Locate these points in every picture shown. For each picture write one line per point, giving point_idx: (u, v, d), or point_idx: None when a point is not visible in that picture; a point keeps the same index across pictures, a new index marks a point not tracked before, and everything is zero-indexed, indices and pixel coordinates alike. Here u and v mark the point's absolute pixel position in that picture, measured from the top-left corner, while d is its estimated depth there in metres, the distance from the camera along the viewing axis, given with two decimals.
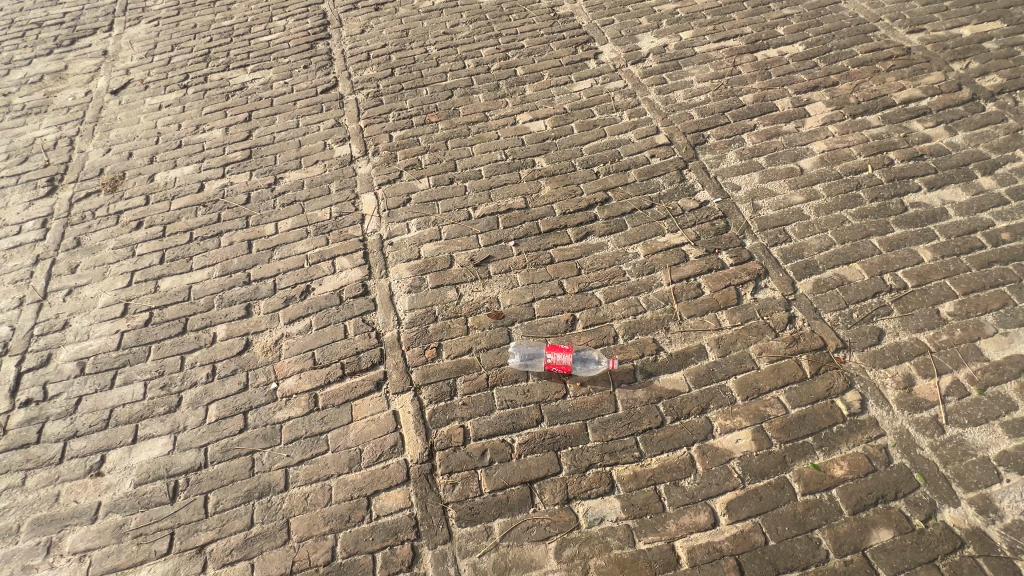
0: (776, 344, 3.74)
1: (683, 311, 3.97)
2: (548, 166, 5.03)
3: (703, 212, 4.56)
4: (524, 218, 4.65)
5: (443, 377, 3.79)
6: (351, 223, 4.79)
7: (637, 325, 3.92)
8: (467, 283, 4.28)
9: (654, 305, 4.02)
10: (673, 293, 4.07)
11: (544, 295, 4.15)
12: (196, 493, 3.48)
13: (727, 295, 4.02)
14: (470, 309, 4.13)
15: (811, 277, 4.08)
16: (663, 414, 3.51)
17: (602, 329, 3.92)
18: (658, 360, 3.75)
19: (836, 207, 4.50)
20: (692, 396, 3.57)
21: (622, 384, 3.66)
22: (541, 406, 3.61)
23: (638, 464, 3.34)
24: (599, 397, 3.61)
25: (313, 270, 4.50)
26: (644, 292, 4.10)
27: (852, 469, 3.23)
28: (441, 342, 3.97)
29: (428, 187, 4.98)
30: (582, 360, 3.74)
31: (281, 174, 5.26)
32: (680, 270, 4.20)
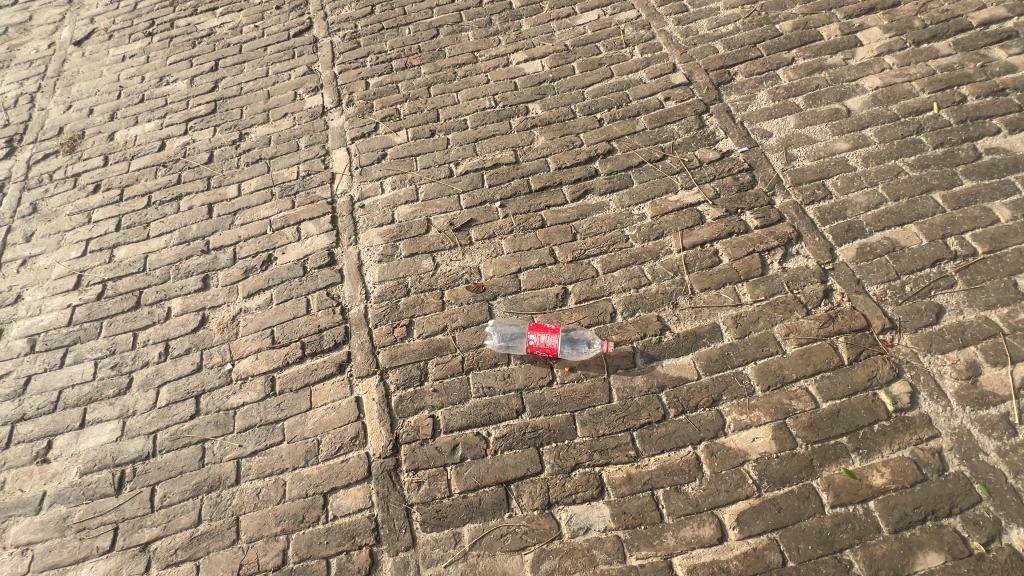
0: (807, 324, 3.10)
1: (694, 283, 3.36)
2: (543, 114, 4.34)
3: (725, 165, 3.83)
4: (513, 174, 4.02)
5: (412, 360, 3.32)
6: (320, 183, 4.26)
7: (639, 301, 3.33)
8: (445, 251, 3.74)
9: (660, 276, 3.41)
10: (684, 262, 3.44)
11: (532, 264, 3.58)
12: (142, 485, 3.17)
13: (750, 265, 3.36)
14: (446, 280, 3.61)
15: (855, 242, 3.37)
16: (665, 407, 2.98)
17: (598, 305, 3.34)
18: (663, 342, 3.17)
19: (889, 155, 3.70)
20: (701, 385, 3.01)
21: (618, 369, 3.12)
22: (523, 394, 3.11)
23: (633, 465, 2.84)
24: (591, 385, 3.09)
25: (276, 237, 4.03)
26: (649, 260, 3.48)
27: (895, 477, 2.65)
28: (412, 320, 3.48)
29: (406, 140, 4.38)
30: (571, 343, 3.20)
31: (247, 130, 4.73)
32: (693, 234, 3.54)
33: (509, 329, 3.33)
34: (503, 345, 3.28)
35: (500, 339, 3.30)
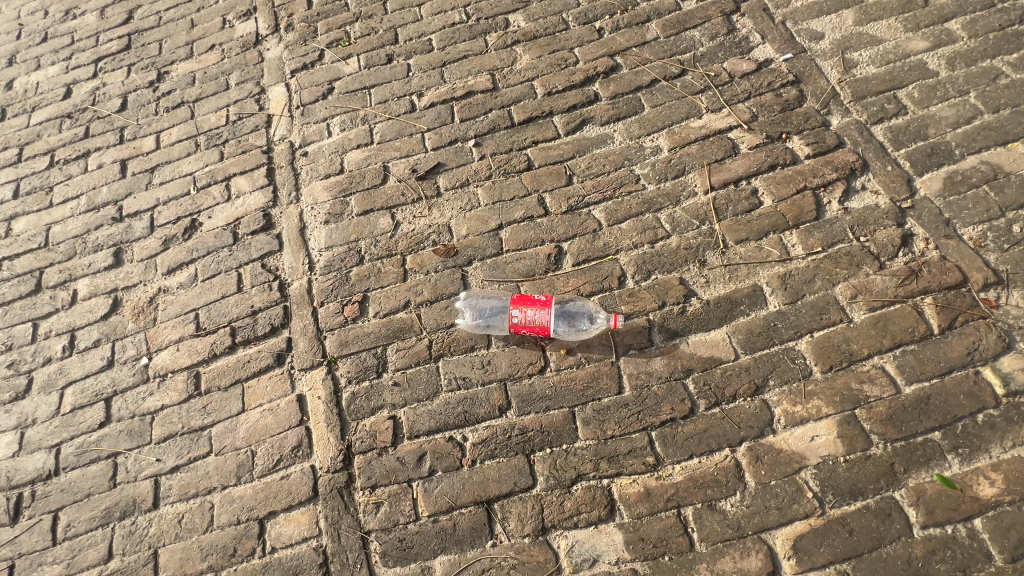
0: (881, 282, 2.33)
1: (727, 234, 2.58)
2: (527, 26, 3.42)
3: (763, 78, 2.95)
4: (490, 104, 3.18)
5: (367, 346, 2.62)
6: (253, 128, 3.44)
7: (655, 259, 2.56)
8: (407, 206, 2.97)
9: (682, 226, 2.62)
10: (712, 206, 2.64)
11: (515, 217, 2.80)
12: (42, 512, 2.57)
13: (800, 206, 2.56)
14: (409, 243, 2.85)
15: (941, 170, 2.55)
16: (693, 397, 2.27)
17: (602, 268, 2.58)
18: (688, 312, 2.43)
19: (983, 54, 2.81)
20: (740, 369, 2.29)
21: (630, 350, 2.40)
22: (507, 387, 2.41)
23: (653, 476, 2.17)
24: (595, 372, 2.38)
25: (201, 197, 3.26)
26: (667, 206, 2.69)
27: (1011, 487, 1.96)
28: (366, 295, 2.75)
29: (357, 70, 3.51)
30: (567, 319, 2.46)
31: (167, 67, 3.86)
32: (724, 169, 2.72)
33: (487, 304, 2.60)
34: (479, 325, 2.55)
35: (476, 317, 2.57)
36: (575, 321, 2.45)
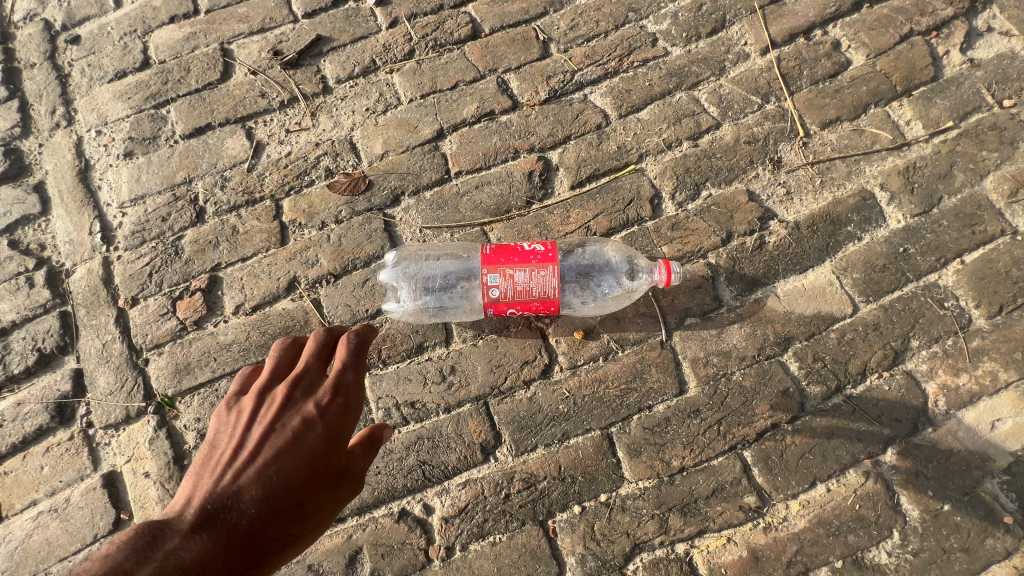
0: None
1: (807, 114, 1.62)
2: None
3: None
4: None
5: (227, 368, 1.45)
6: None
7: (703, 165, 1.57)
8: (273, 115, 1.72)
9: (735, 109, 1.63)
10: (777, 74, 1.66)
11: (465, 117, 1.66)
12: None
13: (908, 61, 1.64)
14: (283, 177, 1.64)
15: None
16: (801, 386, 1.37)
17: (619, 188, 1.56)
18: (768, 245, 1.49)
19: None
20: (866, 328, 1.41)
21: (687, 319, 1.44)
22: (490, 409, 1.39)
23: (757, 528, 1.29)
24: (637, 363, 1.41)
25: None
26: (708, 79, 1.67)
27: None
28: (216, 277, 1.54)
29: None
30: (581, 279, 1.41)
31: None
32: (786, 14, 1.72)
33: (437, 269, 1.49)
34: (427, 308, 1.45)
35: (420, 295, 1.46)
36: (594, 281, 1.41)
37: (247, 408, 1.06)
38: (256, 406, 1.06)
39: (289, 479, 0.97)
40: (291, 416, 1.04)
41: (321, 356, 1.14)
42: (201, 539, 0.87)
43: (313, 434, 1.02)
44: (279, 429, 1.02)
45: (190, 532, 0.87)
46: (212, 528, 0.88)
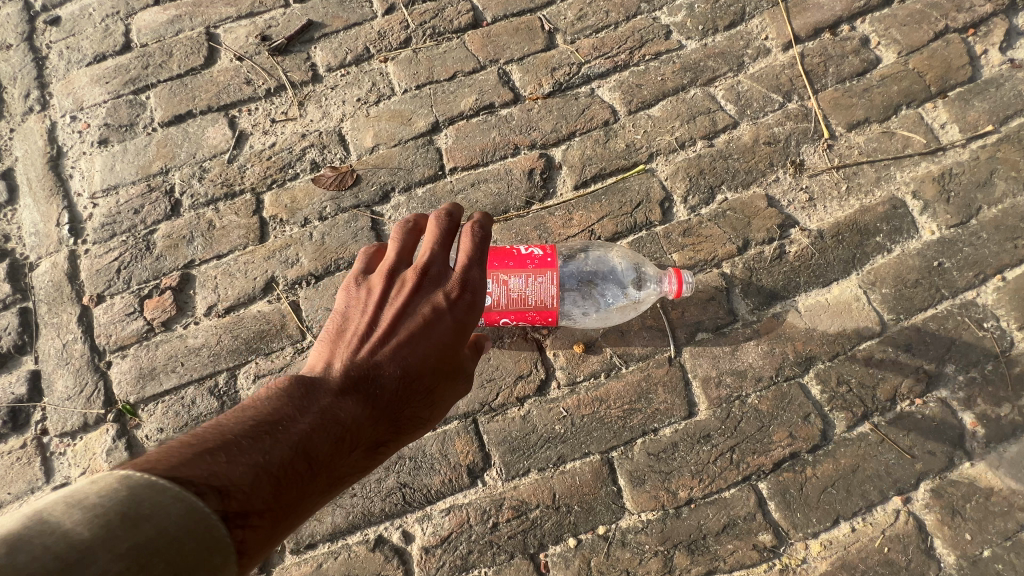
0: None
1: (832, 115, 1.49)
2: None
3: None
4: None
5: (195, 375, 1.34)
6: None
7: (718, 166, 1.45)
8: (258, 104, 1.61)
9: (754, 107, 1.51)
10: (800, 71, 1.54)
11: (462, 109, 1.55)
12: None
13: (943, 59, 1.51)
14: (266, 169, 1.52)
15: None
16: (824, 411, 1.24)
17: (627, 189, 1.44)
18: (789, 255, 1.36)
19: None
20: (896, 349, 1.28)
21: (698, 334, 1.31)
22: (479, 427, 1.27)
23: (773, 570, 1.16)
24: (642, 382, 1.28)
25: None
26: (725, 75, 1.55)
27: None
28: (188, 275, 1.43)
29: None
30: (584, 284, 1.27)
31: None
32: (811, 8, 1.60)
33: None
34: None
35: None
36: (598, 288, 1.27)
37: (376, 287, 1.00)
38: (388, 283, 1.00)
39: (424, 363, 0.95)
40: (425, 299, 0.98)
41: (444, 243, 1.02)
42: (352, 400, 0.86)
43: (450, 320, 0.97)
44: (416, 308, 0.97)
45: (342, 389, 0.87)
46: (360, 391, 0.88)
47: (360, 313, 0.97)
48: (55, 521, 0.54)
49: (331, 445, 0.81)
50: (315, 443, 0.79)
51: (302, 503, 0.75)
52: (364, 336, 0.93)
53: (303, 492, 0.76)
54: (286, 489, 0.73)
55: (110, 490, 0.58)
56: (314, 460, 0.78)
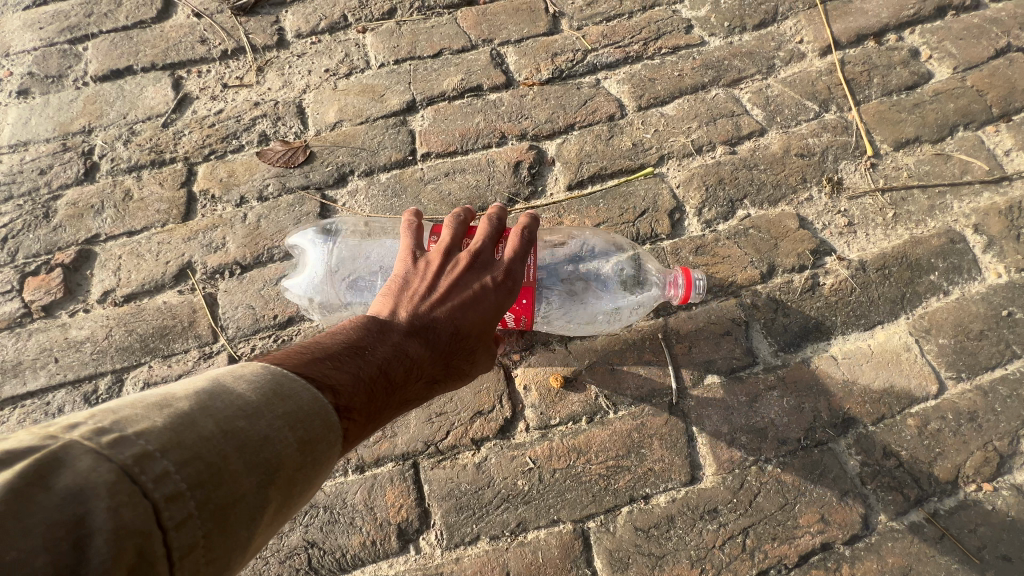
0: None
1: (877, 130, 1.27)
2: None
3: None
4: None
5: (70, 376, 1.06)
6: None
7: (741, 177, 1.21)
8: (211, 66, 1.39)
9: (786, 114, 1.29)
10: (839, 78, 1.33)
11: (444, 90, 1.32)
12: None
13: (1007, 79, 1.30)
14: (206, 138, 1.29)
15: None
16: (866, 491, 0.96)
17: (631, 195, 1.20)
18: (823, 287, 1.11)
19: None
20: (957, 417, 1.01)
21: (708, 377, 1.04)
22: (420, 474, 0.98)
23: None
24: (633, 432, 1.00)
25: None
26: (752, 76, 1.34)
27: None
28: (88, 251, 1.17)
29: None
30: (576, 279, 1.05)
31: None
32: (853, 13, 1.40)
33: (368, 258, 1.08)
34: (337, 312, 1.06)
35: (331, 287, 1.06)
36: (590, 287, 1.05)
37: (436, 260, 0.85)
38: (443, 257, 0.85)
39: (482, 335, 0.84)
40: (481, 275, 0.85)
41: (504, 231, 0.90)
42: (422, 344, 0.78)
43: (502, 295, 0.84)
44: (473, 275, 0.84)
45: (411, 332, 0.77)
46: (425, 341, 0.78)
47: (416, 272, 0.84)
48: (227, 384, 0.55)
49: (403, 382, 0.75)
50: (391, 376, 0.72)
51: (376, 425, 0.70)
52: (422, 292, 0.82)
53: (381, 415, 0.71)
54: (374, 404, 0.68)
55: (261, 370, 0.59)
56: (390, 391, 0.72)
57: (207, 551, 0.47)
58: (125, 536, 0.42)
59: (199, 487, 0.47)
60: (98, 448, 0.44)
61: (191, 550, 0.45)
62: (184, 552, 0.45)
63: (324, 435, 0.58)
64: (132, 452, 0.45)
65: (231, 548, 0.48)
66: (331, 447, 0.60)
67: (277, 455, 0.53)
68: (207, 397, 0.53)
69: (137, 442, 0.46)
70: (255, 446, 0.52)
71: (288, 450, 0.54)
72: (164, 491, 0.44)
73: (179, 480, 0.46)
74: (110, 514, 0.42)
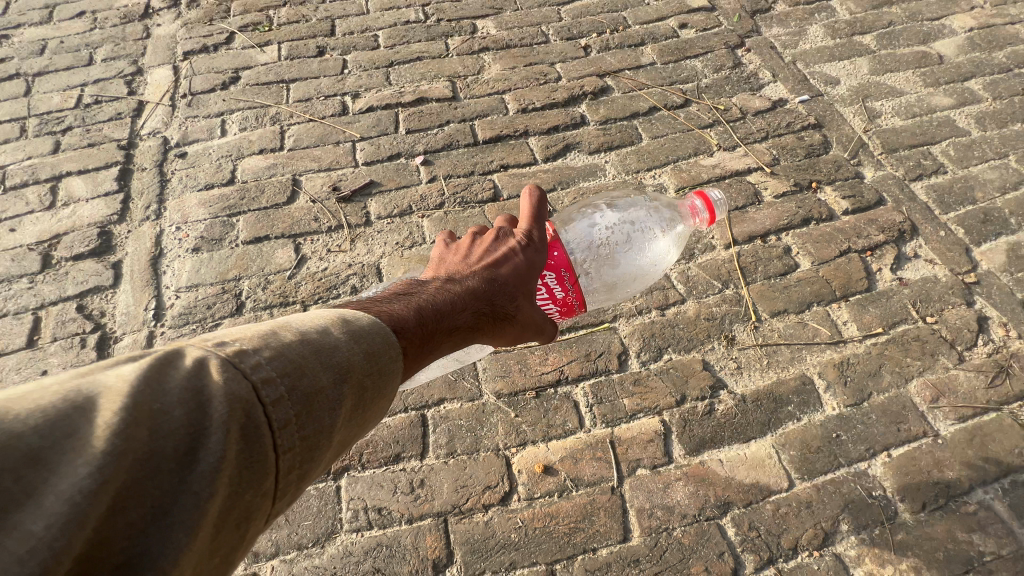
0: (965, 380, 1.74)
1: (760, 303, 1.92)
2: (499, 34, 2.79)
3: (780, 118, 2.46)
4: (447, 116, 2.43)
5: None
6: (113, 116, 2.48)
7: (667, 332, 1.84)
8: (320, 236, 2.09)
9: (699, 289, 1.94)
10: (736, 265, 2.00)
11: None
12: None
13: (846, 272, 1.98)
14: (316, 288, 1.95)
15: (999, 239, 2.09)
16: (737, 551, 1.48)
17: (595, 341, 1.82)
18: (716, 412, 1.69)
19: (1012, 117, 2.48)
20: (800, 504, 1.55)
21: (638, 469, 1.60)
22: (449, 525, 1.52)
23: None
24: (587, 504, 1.54)
25: (5, 201, 2.20)
26: (679, 261, 2.01)
27: None
28: None
29: (274, 60, 2.69)
30: (595, 225, 1.61)
31: (8, 30, 2.85)
32: (748, 219, 2.12)
33: None
34: None
35: None
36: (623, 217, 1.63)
37: (463, 246, 1.19)
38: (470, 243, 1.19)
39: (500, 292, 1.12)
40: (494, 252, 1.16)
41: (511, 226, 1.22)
42: (456, 295, 1.07)
43: (511, 263, 1.14)
44: (498, 239, 1.18)
45: (450, 284, 1.09)
46: (457, 294, 1.08)
47: (452, 251, 1.18)
48: (291, 323, 0.84)
49: (444, 319, 1.03)
50: (437, 312, 1.03)
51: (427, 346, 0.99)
52: (454, 265, 1.14)
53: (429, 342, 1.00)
54: (422, 330, 0.98)
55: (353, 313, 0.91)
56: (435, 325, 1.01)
57: (298, 423, 0.74)
58: (237, 403, 0.69)
59: (284, 378, 0.74)
60: (211, 352, 0.72)
61: (286, 421, 0.73)
62: (281, 420, 0.72)
63: (384, 348, 0.87)
64: (237, 355, 0.73)
65: (313, 424, 0.76)
66: (394, 355, 0.89)
67: (351, 359, 0.83)
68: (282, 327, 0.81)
69: (237, 345, 0.74)
70: (330, 351, 0.81)
71: (352, 359, 0.83)
72: (262, 375, 0.72)
73: (270, 371, 0.73)
74: (229, 385, 0.69)
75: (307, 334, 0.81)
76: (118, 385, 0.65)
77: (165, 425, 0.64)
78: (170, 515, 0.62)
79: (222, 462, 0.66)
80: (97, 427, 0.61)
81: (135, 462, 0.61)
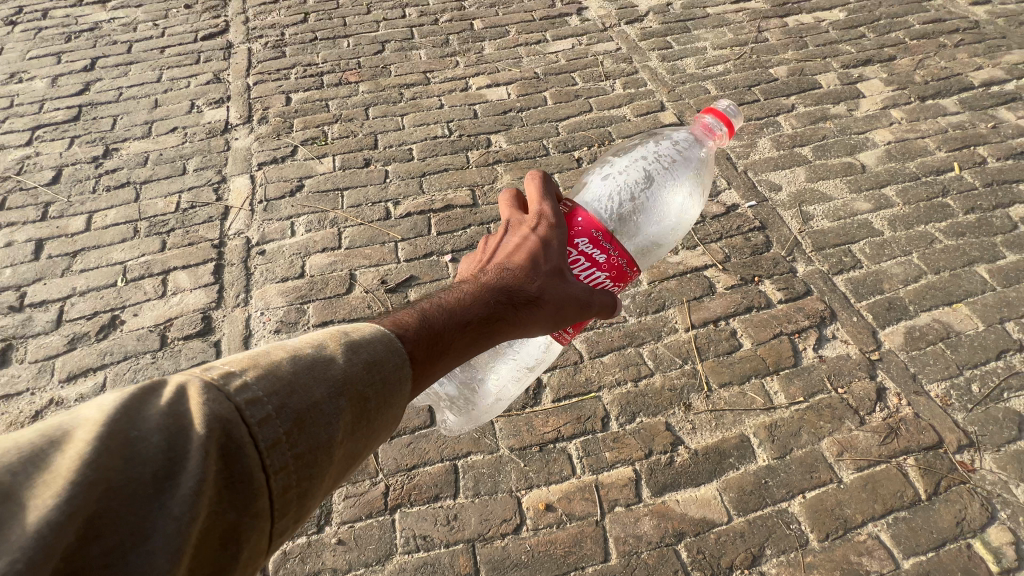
0: (864, 438, 2.30)
1: (711, 376, 2.50)
2: (509, 148, 3.49)
3: (732, 221, 3.11)
4: (469, 220, 3.09)
5: None
6: (206, 219, 3.15)
7: (639, 399, 2.42)
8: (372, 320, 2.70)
9: (665, 365, 2.54)
10: (694, 345, 2.60)
11: None
12: None
13: (778, 351, 2.57)
14: None
15: (900, 323, 2.69)
16: (687, 568, 2.02)
17: (584, 407, 2.40)
18: (675, 462, 2.26)
19: (918, 219, 3.13)
20: (736, 533, 2.09)
21: (616, 507, 2.15)
22: (476, 549, 2.06)
23: None
24: (578, 533, 2.09)
25: (128, 291, 2.84)
26: (649, 342, 2.61)
27: None
28: None
29: (331, 170, 3.39)
30: (613, 182, 1.79)
31: (117, 144, 3.58)
32: (704, 308, 2.73)
33: None
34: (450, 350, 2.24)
35: None
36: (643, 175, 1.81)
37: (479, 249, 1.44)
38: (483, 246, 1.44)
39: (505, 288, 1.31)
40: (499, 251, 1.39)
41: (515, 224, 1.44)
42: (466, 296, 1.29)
43: (511, 260, 1.36)
44: (509, 239, 1.40)
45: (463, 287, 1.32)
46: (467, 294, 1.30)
47: (470, 258, 1.44)
48: (286, 346, 1.01)
49: (456, 319, 1.24)
50: (450, 311, 1.24)
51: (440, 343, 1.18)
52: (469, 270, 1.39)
53: (444, 341, 1.19)
54: (434, 329, 1.19)
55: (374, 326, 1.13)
56: (449, 324, 1.22)
57: (289, 443, 0.90)
58: (220, 424, 0.84)
59: (272, 397, 0.91)
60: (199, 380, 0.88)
61: (275, 440, 0.89)
62: (270, 438, 0.88)
63: (382, 357, 1.06)
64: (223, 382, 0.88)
65: (302, 444, 0.92)
66: (396, 363, 1.08)
67: (349, 372, 1.01)
68: (275, 350, 0.99)
69: (223, 370, 0.90)
70: (323, 367, 0.99)
71: (350, 373, 1.01)
72: (250, 399, 0.88)
73: (258, 392, 0.90)
74: (212, 407, 0.85)
75: (304, 354, 0.99)
76: (97, 416, 0.80)
77: (147, 449, 0.80)
78: (151, 530, 0.76)
79: (203, 480, 0.80)
80: (72, 460, 0.75)
81: (103, 490, 0.75)
